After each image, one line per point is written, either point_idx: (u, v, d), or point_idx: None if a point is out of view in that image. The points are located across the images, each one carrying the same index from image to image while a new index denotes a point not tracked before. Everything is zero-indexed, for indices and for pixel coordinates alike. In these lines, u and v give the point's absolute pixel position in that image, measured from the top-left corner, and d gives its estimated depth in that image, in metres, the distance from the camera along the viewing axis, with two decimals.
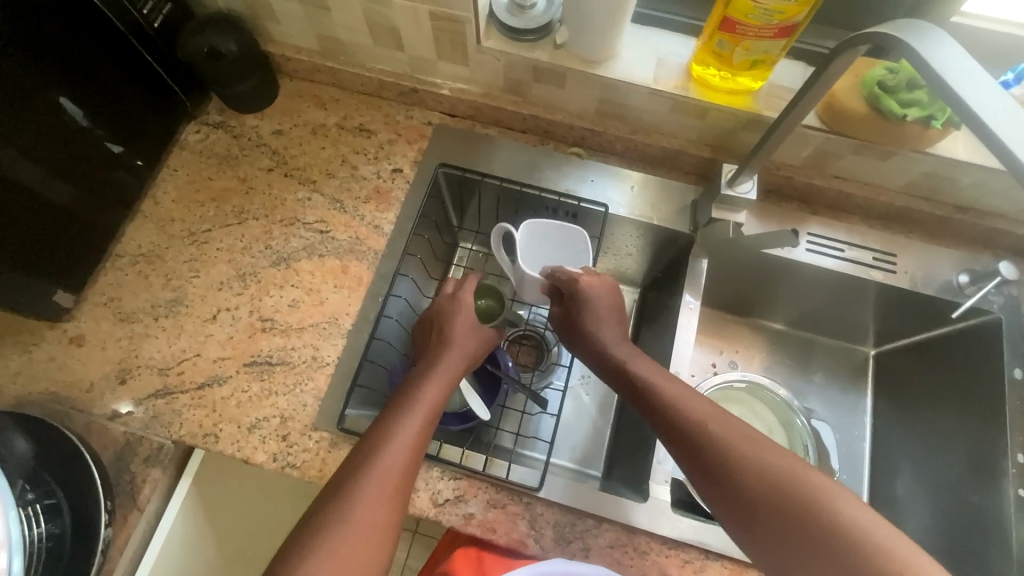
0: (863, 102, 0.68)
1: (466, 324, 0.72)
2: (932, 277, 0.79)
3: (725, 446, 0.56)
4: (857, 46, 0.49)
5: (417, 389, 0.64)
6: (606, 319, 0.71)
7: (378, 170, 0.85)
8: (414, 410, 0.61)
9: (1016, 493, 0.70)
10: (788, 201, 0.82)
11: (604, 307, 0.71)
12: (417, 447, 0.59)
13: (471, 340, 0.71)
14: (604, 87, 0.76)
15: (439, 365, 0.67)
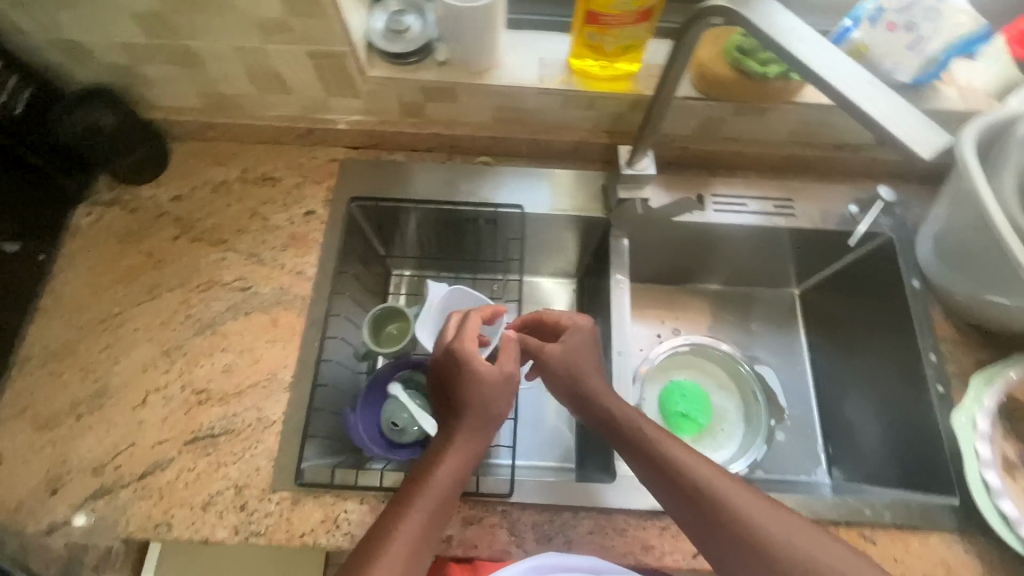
0: (730, 67, 0.73)
1: (493, 375, 0.66)
2: (829, 213, 0.85)
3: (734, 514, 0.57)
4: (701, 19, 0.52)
5: (427, 472, 0.61)
6: (591, 367, 0.71)
7: (291, 216, 0.84)
8: (423, 500, 0.59)
9: (936, 390, 0.75)
10: (689, 169, 0.86)
11: (587, 350, 0.72)
12: (429, 538, 0.57)
13: (495, 394, 0.66)
14: (494, 94, 0.78)
15: (454, 438, 0.64)
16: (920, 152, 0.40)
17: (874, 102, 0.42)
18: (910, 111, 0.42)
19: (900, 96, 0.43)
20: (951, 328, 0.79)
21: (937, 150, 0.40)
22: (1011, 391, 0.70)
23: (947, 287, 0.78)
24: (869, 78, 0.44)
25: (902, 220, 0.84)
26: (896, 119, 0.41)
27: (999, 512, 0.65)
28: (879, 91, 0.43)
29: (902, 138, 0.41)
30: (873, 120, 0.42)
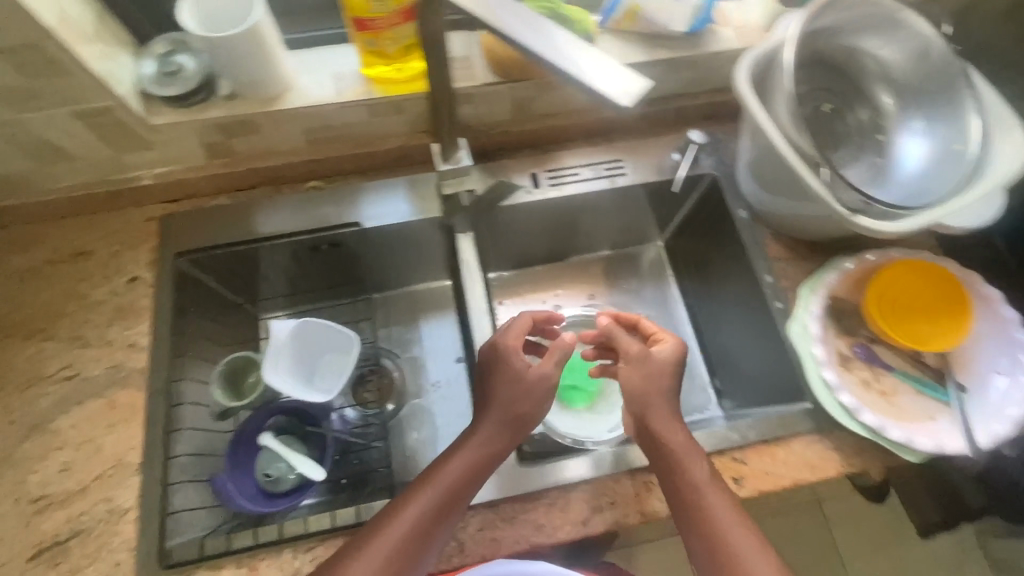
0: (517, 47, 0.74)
1: (526, 383, 0.66)
2: (658, 165, 0.89)
3: (730, 546, 0.56)
4: (433, 8, 0.52)
5: (446, 464, 0.62)
6: (663, 400, 0.66)
7: (113, 288, 0.78)
8: (434, 492, 0.60)
9: (777, 307, 0.80)
10: (520, 151, 0.88)
11: (657, 386, 0.66)
12: (428, 532, 0.58)
13: (531, 401, 0.66)
14: (295, 118, 0.75)
15: (477, 430, 0.64)
16: (619, 101, 0.41)
17: (575, 62, 0.43)
18: (607, 63, 0.43)
19: (597, 49, 0.44)
20: (781, 247, 0.84)
21: (636, 98, 0.42)
22: (833, 292, 0.76)
23: (766, 211, 0.83)
24: (568, 36, 0.45)
25: (722, 158, 0.89)
26: (598, 74, 0.42)
27: (840, 405, 0.70)
28: (578, 51, 0.44)
29: (603, 92, 0.42)
30: (578, 79, 0.42)
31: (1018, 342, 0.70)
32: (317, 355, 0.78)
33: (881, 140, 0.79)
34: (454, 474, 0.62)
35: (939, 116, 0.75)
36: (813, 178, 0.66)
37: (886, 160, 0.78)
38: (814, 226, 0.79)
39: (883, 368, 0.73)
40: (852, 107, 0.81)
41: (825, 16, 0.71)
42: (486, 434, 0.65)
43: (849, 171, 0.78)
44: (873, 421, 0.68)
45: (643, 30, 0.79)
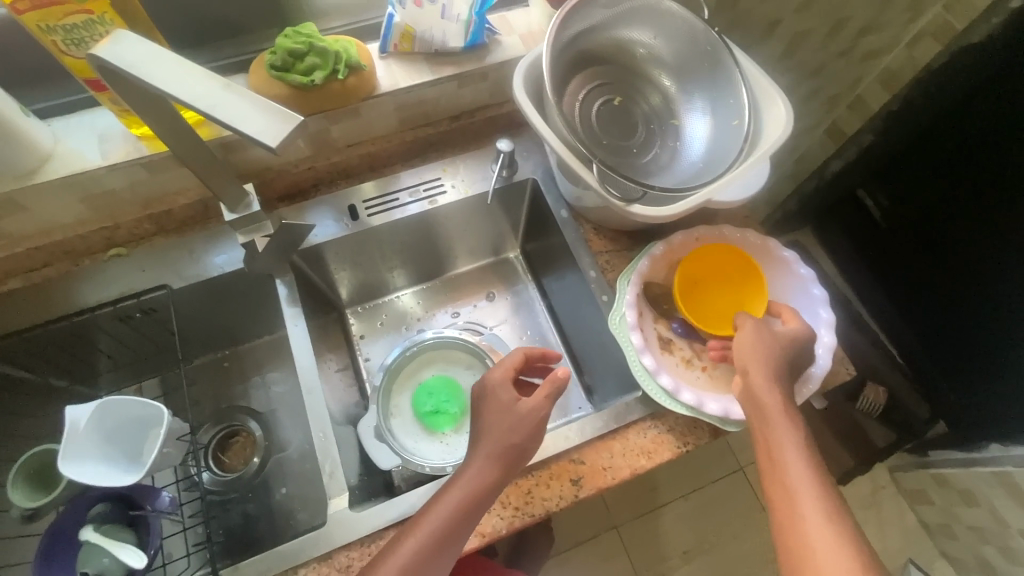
0: None
1: (517, 413, 0.64)
2: (476, 179, 0.89)
3: (804, 529, 0.53)
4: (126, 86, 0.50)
5: (432, 508, 0.60)
6: (774, 365, 0.63)
7: None
8: (416, 538, 0.58)
9: (603, 300, 0.81)
10: (337, 184, 0.88)
11: (778, 349, 0.65)
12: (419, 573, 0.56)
13: (525, 430, 0.63)
14: (65, 188, 0.71)
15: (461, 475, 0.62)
16: (267, 141, 0.42)
17: (225, 108, 0.44)
18: (255, 105, 0.44)
19: (247, 90, 0.45)
20: (603, 240, 0.86)
21: (285, 137, 0.43)
22: (645, 277, 0.77)
23: (581, 207, 0.85)
24: (220, 81, 0.46)
25: (538, 161, 0.91)
26: (248, 116, 0.44)
27: (662, 389, 0.71)
28: (230, 96, 0.45)
29: (253, 133, 0.43)
30: (228, 124, 0.44)
31: (815, 297, 0.73)
32: (130, 430, 0.73)
33: (675, 125, 0.82)
34: (465, 491, 0.60)
35: (715, 96, 0.78)
36: (589, 175, 0.68)
37: (680, 143, 0.81)
38: (619, 218, 0.82)
39: (701, 343, 0.75)
40: (644, 95, 0.83)
41: (585, 11, 0.74)
42: (474, 472, 0.62)
43: (650, 159, 0.81)
44: (692, 399, 0.69)
45: (424, 49, 0.79)
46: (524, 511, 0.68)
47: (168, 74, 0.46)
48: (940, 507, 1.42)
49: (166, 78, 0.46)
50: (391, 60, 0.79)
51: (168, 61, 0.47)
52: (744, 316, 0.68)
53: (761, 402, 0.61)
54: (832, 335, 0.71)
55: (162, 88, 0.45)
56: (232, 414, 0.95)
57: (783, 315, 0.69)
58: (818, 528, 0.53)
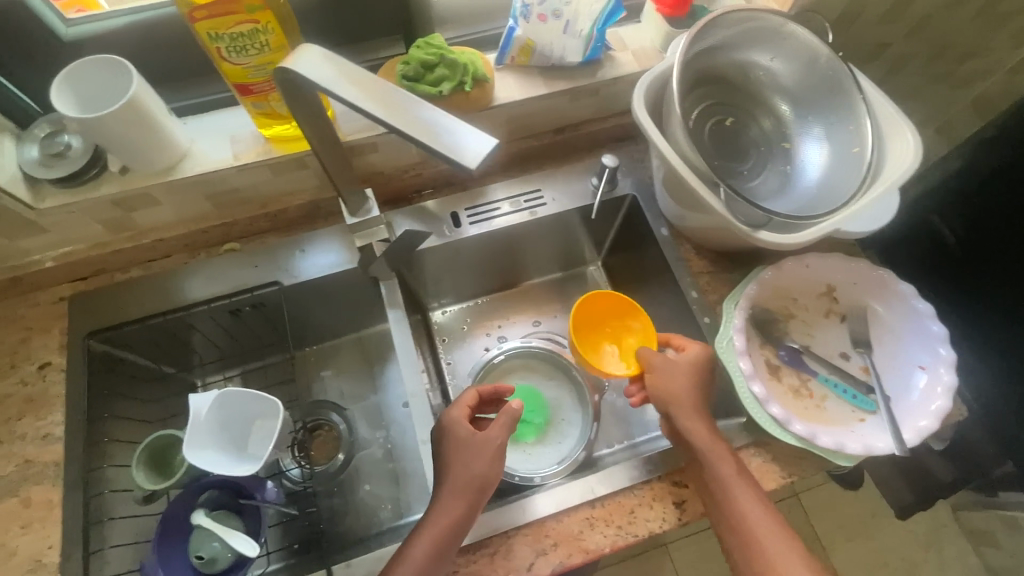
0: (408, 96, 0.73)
1: (475, 443, 0.66)
2: (575, 192, 0.89)
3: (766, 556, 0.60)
4: (300, 93, 0.52)
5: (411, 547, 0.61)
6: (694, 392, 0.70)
7: (22, 377, 0.75)
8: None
9: (704, 321, 0.80)
10: (439, 191, 0.89)
11: (691, 376, 0.71)
12: None
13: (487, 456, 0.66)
14: (197, 185, 0.74)
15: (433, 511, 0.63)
16: (466, 162, 0.43)
17: (426, 129, 0.45)
18: (455, 126, 0.45)
19: (444, 111, 0.46)
20: (702, 261, 0.85)
21: (483, 159, 0.43)
22: (753, 302, 0.76)
23: (683, 226, 0.84)
24: (410, 100, 0.47)
25: (637, 177, 0.90)
26: (449, 136, 0.44)
27: (770, 417, 0.70)
28: (429, 116, 0.46)
29: (454, 155, 0.43)
30: (429, 143, 0.44)
31: (933, 334, 0.71)
32: (243, 420, 0.76)
33: (786, 148, 0.81)
34: (448, 516, 0.62)
35: (835, 121, 0.76)
36: (712, 197, 0.68)
37: (792, 167, 0.79)
38: (727, 240, 0.80)
39: (809, 373, 0.74)
40: (755, 118, 0.82)
41: (711, 32, 0.73)
42: (443, 506, 0.63)
43: (759, 183, 0.80)
44: (803, 430, 0.68)
45: (540, 62, 0.80)
46: (627, 530, 0.69)
47: (367, 94, 0.47)
48: (1009, 551, 1.37)
49: (367, 97, 0.47)
50: (506, 72, 0.80)
51: (366, 80, 0.48)
52: (648, 353, 0.74)
53: (694, 439, 0.67)
54: (953, 376, 0.69)
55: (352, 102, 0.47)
56: (317, 408, 0.93)
57: (676, 343, 0.76)
58: (775, 547, 0.60)
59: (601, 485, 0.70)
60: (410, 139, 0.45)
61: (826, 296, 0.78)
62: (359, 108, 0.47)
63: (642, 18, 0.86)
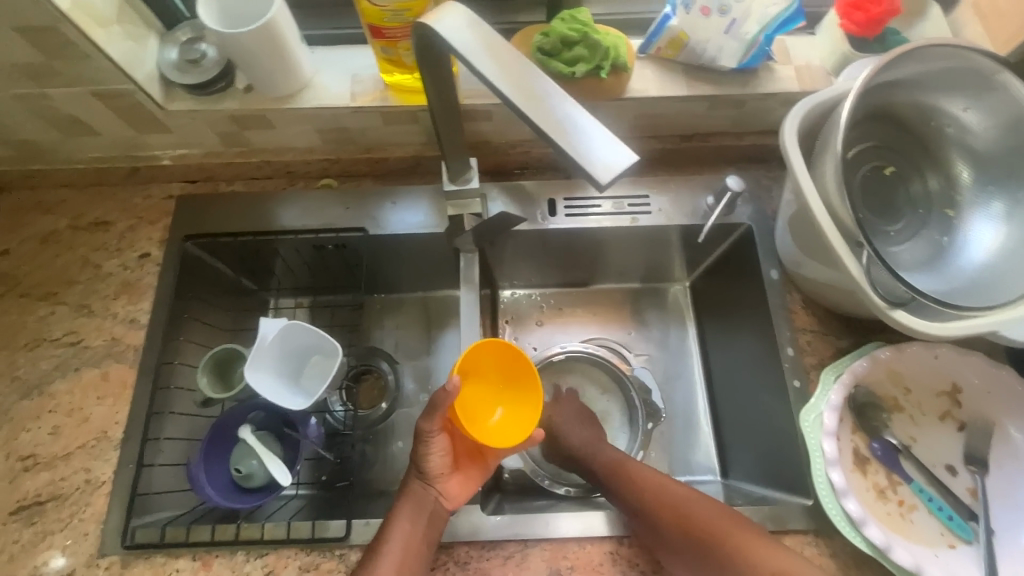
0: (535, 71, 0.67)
1: (401, 499, 0.65)
2: (685, 207, 0.82)
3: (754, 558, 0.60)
4: (433, 53, 0.50)
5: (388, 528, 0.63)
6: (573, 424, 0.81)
7: (124, 261, 0.80)
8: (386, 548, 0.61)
9: (793, 384, 0.72)
10: (542, 173, 0.85)
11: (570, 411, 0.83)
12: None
13: (438, 478, 0.66)
14: (310, 117, 0.74)
15: (406, 496, 0.65)
16: (597, 178, 0.38)
17: (560, 126, 0.40)
18: (595, 131, 0.40)
19: (584, 109, 0.41)
20: (808, 317, 0.76)
21: (616, 176, 0.38)
22: (858, 380, 0.67)
23: (799, 274, 0.75)
24: (551, 87, 0.42)
25: (759, 207, 0.81)
26: (582, 143, 0.39)
27: (844, 512, 0.62)
28: (568, 111, 0.41)
29: (586, 165, 0.39)
30: (561, 145, 0.40)
31: None
32: (303, 352, 0.78)
33: (948, 217, 0.69)
34: (405, 530, 0.62)
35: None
36: (849, 258, 0.59)
37: (949, 240, 0.68)
38: (846, 300, 0.71)
39: (901, 476, 0.65)
40: (922, 174, 0.71)
41: (901, 65, 0.62)
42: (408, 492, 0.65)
43: (905, 248, 0.69)
44: (879, 538, 0.60)
45: (688, 59, 0.72)
46: None
47: (506, 71, 0.43)
48: None
49: (506, 75, 0.43)
50: (647, 62, 0.73)
51: (508, 57, 0.44)
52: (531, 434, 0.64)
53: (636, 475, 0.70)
54: None
55: (488, 77, 0.43)
56: (370, 354, 0.92)
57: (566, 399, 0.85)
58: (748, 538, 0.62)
59: (633, 524, 0.66)
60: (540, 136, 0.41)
61: (947, 396, 0.68)
62: (495, 87, 0.43)
63: (818, 30, 0.75)
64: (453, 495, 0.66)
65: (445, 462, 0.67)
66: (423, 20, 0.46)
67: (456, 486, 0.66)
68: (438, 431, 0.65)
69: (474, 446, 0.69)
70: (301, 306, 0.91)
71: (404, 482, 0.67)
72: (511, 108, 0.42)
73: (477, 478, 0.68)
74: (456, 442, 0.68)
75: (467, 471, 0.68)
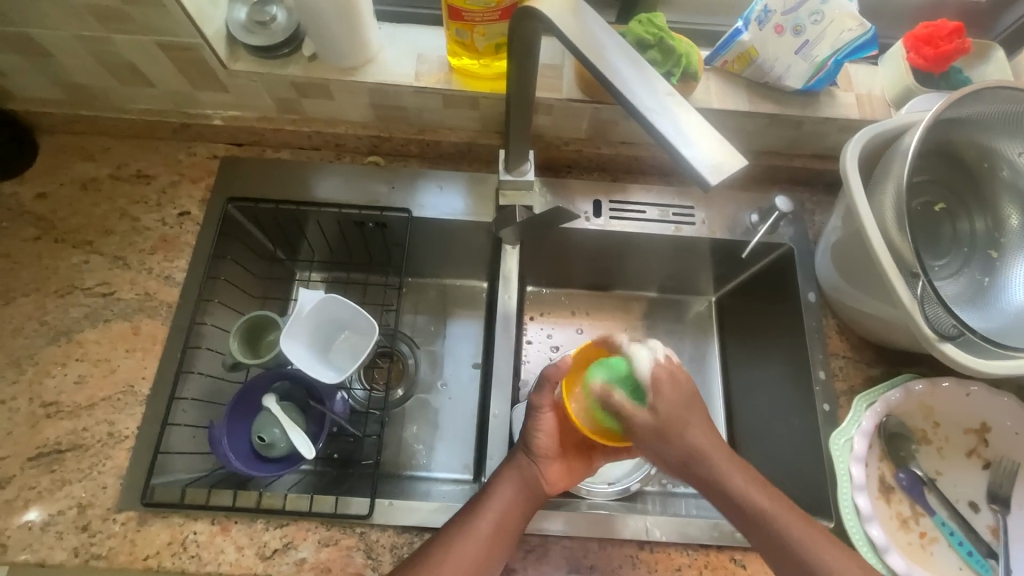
0: None
1: (505, 469, 0.65)
2: (728, 222, 0.82)
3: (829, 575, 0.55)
4: (528, 41, 0.51)
5: (482, 496, 0.62)
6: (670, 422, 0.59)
7: (163, 217, 0.79)
8: (476, 516, 0.60)
9: (822, 408, 0.73)
10: (590, 173, 0.85)
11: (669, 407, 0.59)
12: (490, 545, 0.59)
13: (544, 460, 0.65)
14: (371, 92, 0.74)
15: (509, 469, 0.65)
16: (705, 178, 0.39)
17: (668, 122, 0.42)
18: (702, 131, 0.41)
19: (692, 109, 0.42)
20: (842, 343, 0.77)
21: (724, 179, 0.39)
22: (890, 409, 0.68)
23: (838, 299, 0.76)
24: (661, 84, 0.43)
25: (801, 229, 0.82)
26: (691, 141, 0.41)
27: (868, 538, 0.63)
28: (676, 110, 0.42)
29: (691, 165, 0.40)
30: (664, 141, 0.41)
31: None
32: (338, 327, 0.77)
33: (992, 257, 0.68)
34: (499, 502, 0.61)
35: None
36: (901, 288, 0.60)
37: (991, 280, 0.67)
38: (884, 330, 0.72)
39: (924, 508, 0.66)
40: (969, 214, 0.71)
41: (968, 104, 0.63)
42: (514, 466, 0.65)
43: (946, 284, 0.69)
44: (900, 566, 0.61)
45: (753, 75, 0.73)
46: None
47: (616, 63, 0.44)
48: None
49: (608, 64, 0.44)
50: (711, 75, 0.74)
51: (617, 50, 0.45)
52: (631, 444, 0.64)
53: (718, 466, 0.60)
54: None
55: (597, 67, 0.44)
56: (395, 337, 0.91)
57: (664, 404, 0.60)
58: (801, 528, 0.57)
59: (657, 530, 0.66)
60: (648, 131, 0.42)
61: (974, 433, 0.69)
62: (602, 77, 0.44)
63: (881, 61, 0.76)
64: (553, 481, 0.65)
65: (552, 444, 0.66)
66: (528, 4, 0.47)
67: (558, 473, 0.66)
68: (548, 408, 0.66)
69: (584, 440, 0.68)
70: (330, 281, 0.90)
71: (509, 454, 0.67)
72: (618, 100, 0.43)
73: (580, 470, 0.68)
74: (567, 431, 0.67)
75: (570, 462, 0.67)
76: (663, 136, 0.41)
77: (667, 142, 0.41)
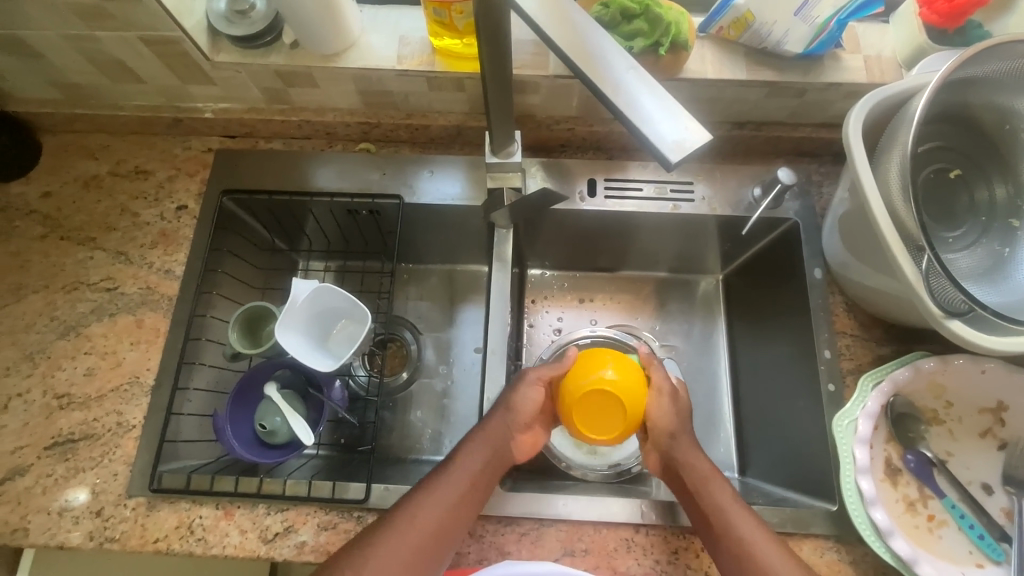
0: None
1: (481, 431, 0.64)
2: (729, 198, 0.79)
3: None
4: (494, 16, 0.48)
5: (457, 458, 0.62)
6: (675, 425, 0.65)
7: (161, 211, 0.80)
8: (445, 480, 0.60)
9: (827, 388, 0.70)
10: (585, 151, 0.83)
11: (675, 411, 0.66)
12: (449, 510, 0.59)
13: (521, 429, 0.65)
14: (354, 78, 0.73)
15: (485, 434, 0.64)
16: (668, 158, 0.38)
17: (631, 101, 0.40)
18: (666, 108, 0.39)
19: (657, 83, 0.40)
20: (850, 321, 0.74)
21: (688, 157, 0.38)
22: (898, 388, 0.65)
23: (846, 276, 0.72)
24: (625, 58, 0.42)
25: (807, 203, 0.78)
26: (653, 121, 0.39)
27: (871, 522, 0.61)
28: (639, 88, 0.40)
29: (656, 146, 0.39)
30: (629, 121, 0.39)
31: None
32: (340, 318, 0.78)
33: (1012, 227, 0.63)
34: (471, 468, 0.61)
35: None
36: (906, 262, 0.57)
37: (1011, 251, 0.62)
38: (893, 307, 0.68)
39: (932, 490, 0.64)
40: (987, 181, 0.66)
41: (982, 62, 0.58)
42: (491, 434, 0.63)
43: (961, 257, 0.65)
44: (904, 551, 0.59)
45: (750, 42, 0.69)
46: (665, 568, 0.64)
47: (577, 36, 0.42)
48: None
49: (571, 38, 0.42)
50: (706, 42, 0.71)
51: (577, 22, 0.43)
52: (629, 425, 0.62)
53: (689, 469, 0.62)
54: None
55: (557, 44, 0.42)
56: (396, 323, 0.92)
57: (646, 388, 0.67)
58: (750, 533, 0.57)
59: (652, 513, 0.66)
60: (613, 112, 0.40)
61: (989, 413, 0.66)
62: (563, 56, 0.42)
63: (892, 19, 0.72)
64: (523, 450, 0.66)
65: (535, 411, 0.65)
66: None
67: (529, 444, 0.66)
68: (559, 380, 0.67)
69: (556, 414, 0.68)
70: (330, 270, 0.91)
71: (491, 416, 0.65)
72: (581, 80, 0.41)
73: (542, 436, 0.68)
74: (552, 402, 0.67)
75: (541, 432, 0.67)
76: (627, 117, 0.40)
77: (633, 122, 0.39)
